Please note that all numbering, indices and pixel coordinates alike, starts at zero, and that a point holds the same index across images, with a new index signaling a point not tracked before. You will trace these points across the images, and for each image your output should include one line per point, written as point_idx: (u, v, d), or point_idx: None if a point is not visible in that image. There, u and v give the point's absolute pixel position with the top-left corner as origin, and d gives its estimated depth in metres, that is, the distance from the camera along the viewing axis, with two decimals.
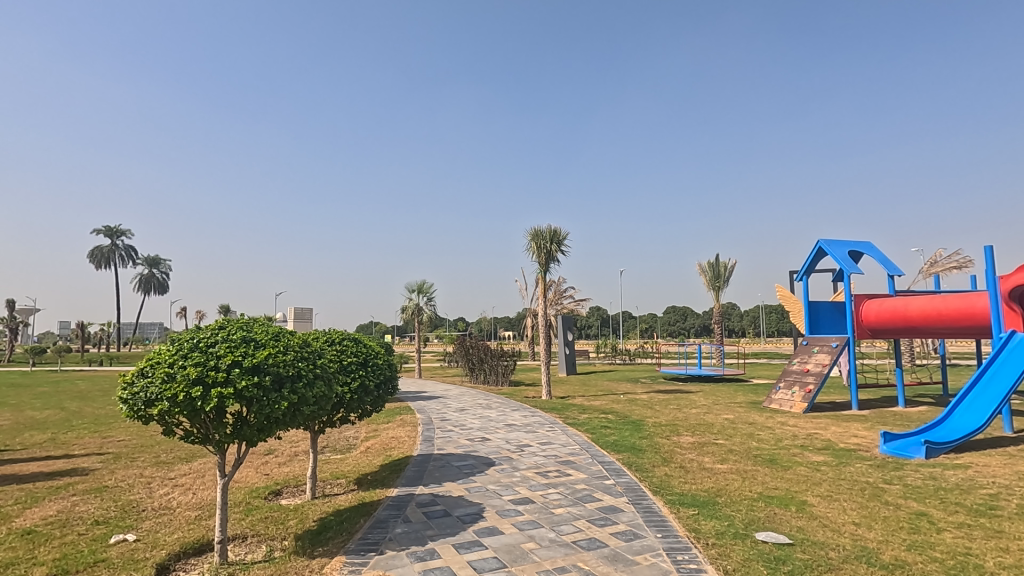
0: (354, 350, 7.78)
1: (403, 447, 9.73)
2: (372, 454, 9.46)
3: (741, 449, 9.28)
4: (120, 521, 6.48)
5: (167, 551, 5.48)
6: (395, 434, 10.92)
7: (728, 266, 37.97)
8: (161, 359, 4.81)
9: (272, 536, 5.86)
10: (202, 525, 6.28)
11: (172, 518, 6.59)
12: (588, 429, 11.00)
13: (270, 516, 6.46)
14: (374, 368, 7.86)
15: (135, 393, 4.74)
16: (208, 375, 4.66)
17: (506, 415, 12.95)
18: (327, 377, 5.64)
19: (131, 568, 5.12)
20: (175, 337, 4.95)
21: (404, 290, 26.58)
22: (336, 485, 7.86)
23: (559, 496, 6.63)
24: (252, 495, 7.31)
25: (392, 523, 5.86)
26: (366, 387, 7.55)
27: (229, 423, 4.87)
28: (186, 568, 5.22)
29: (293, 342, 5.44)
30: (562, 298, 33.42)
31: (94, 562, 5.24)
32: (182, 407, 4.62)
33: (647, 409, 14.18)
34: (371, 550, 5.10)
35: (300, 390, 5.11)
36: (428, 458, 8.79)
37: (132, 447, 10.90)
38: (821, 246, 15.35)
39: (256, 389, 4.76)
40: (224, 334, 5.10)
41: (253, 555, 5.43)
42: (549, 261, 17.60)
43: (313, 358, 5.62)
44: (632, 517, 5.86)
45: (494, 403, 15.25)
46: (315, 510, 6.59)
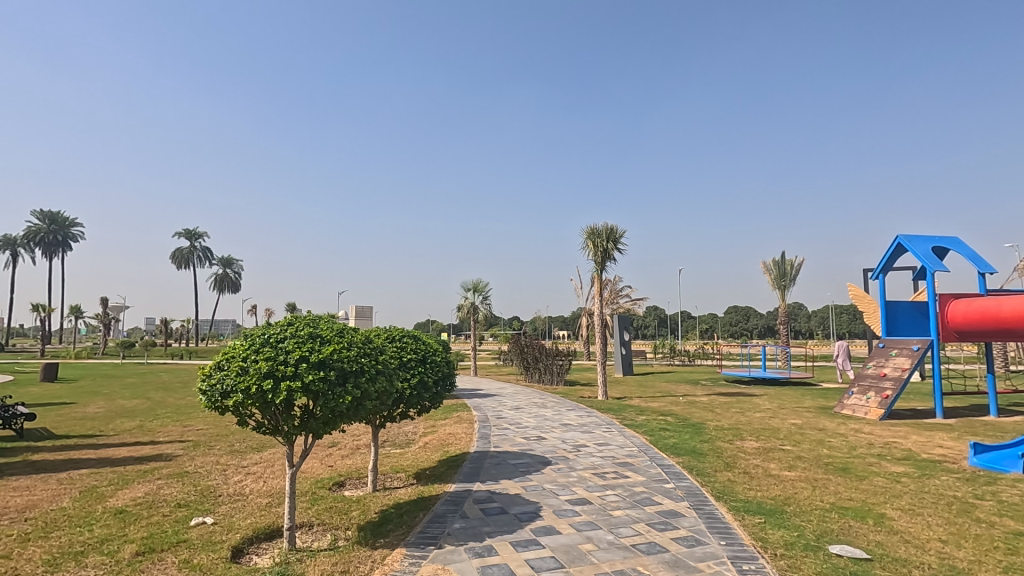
0: (413, 347, 7.98)
1: (460, 444, 9.88)
2: (430, 450, 9.63)
3: (811, 457, 8.80)
4: (199, 505, 6.92)
5: (241, 535, 5.80)
6: (452, 430, 11.09)
7: (795, 264, 36.18)
8: (235, 353, 5.09)
9: (336, 526, 6.08)
10: (272, 512, 6.60)
11: (245, 504, 6.96)
12: (646, 431, 10.75)
13: (334, 506, 6.72)
14: (432, 364, 8.00)
15: (212, 385, 5.04)
16: (277, 369, 4.88)
17: (562, 415, 12.87)
18: (388, 373, 5.77)
19: (210, 549, 5.44)
20: (248, 333, 5.23)
21: (461, 289, 27.01)
22: (396, 478, 8.05)
23: (616, 498, 6.52)
24: (317, 485, 7.61)
25: (450, 518, 5.95)
26: (425, 384, 7.67)
27: (297, 416, 5.08)
28: (258, 552, 5.51)
29: (356, 338, 5.62)
30: (619, 299, 32.79)
31: (177, 542, 5.61)
32: (254, 400, 4.86)
33: (707, 411, 13.76)
34: (429, 544, 5.19)
35: (363, 385, 5.24)
36: (484, 456, 8.87)
37: (210, 435, 11.64)
38: (900, 242, 14.33)
39: (321, 383, 4.94)
40: (293, 330, 5.32)
41: (319, 543, 5.65)
42: (605, 259, 17.36)
43: (375, 354, 5.78)
44: (694, 523, 5.67)
45: (549, 403, 15.18)
46: (376, 502, 6.79)
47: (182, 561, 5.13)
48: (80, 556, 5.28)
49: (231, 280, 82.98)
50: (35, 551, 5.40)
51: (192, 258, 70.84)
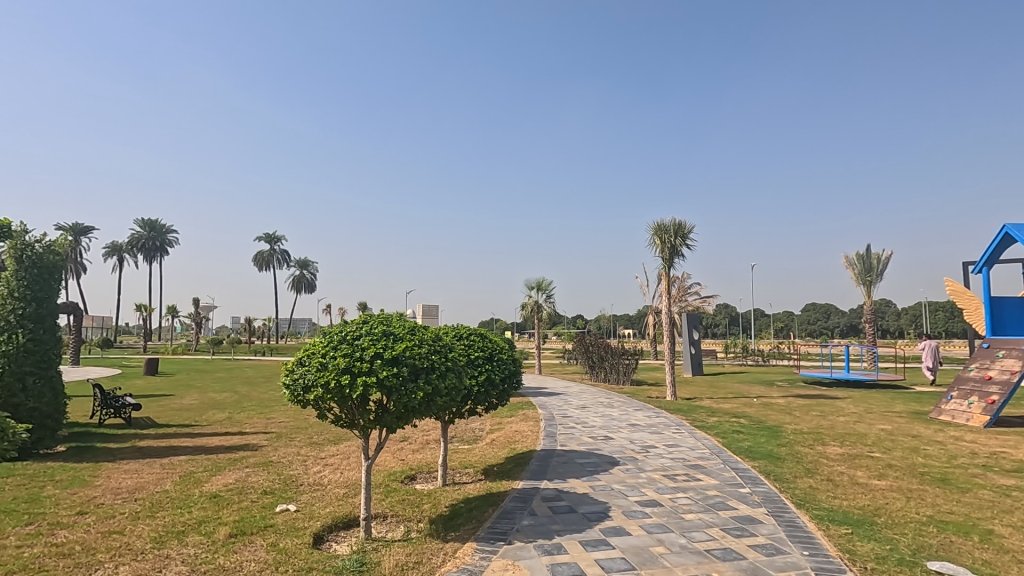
0: (480, 345, 8.11)
1: (526, 441, 9.93)
2: (497, 447, 9.75)
3: (903, 465, 8.17)
4: (283, 492, 7.37)
5: (322, 523, 6.12)
6: (519, 428, 11.17)
7: (882, 258, 33.68)
8: (315, 350, 5.37)
9: (409, 517, 6.28)
10: (349, 502, 6.91)
11: (324, 493, 7.34)
12: (718, 434, 10.37)
13: (406, 498, 6.94)
14: (499, 362, 8.10)
15: (294, 379, 5.33)
16: (354, 365, 5.10)
17: (629, 415, 12.64)
18: (457, 370, 5.90)
19: (294, 534, 5.77)
20: (326, 331, 5.50)
21: (525, 288, 27.10)
22: (465, 474, 8.21)
23: (688, 501, 6.32)
24: (390, 478, 7.90)
25: (519, 515, 5.99)
26: (492, 381, 7.77)
27: (372, 410, 5.28)
28: (337, 540, 5.79)
29: (426, 336, 5.78)
30: (688, 296, 31.77)
31: (265, 527, 5.99)
32: (333, 394, 5.09)
33: (784, 414, 13.08)
34: (499, 540, 5.26)
35: (434, 381, 5.39)
36: (551, 454, 8.87)
37: (291, 427, 12.35)
38: (1006, 232, 13.03)
39: (394, 379, 5.12)
40: (367, 328, 5.55)
41: (392, 533, 5.87)
42: (673, 256, 16.89)
43: (445, 352, 5.92)
44: (773, 531, 5.41)
45: (615, 402, 14.95)
46: (446, 496, 6.96)
47: (270, 545, 5.48)
48: (181, 535, 5.76)
49: (307, 281, 87.61)
50: (143, 529, 5.94)
51: (273, 261, 75.29)
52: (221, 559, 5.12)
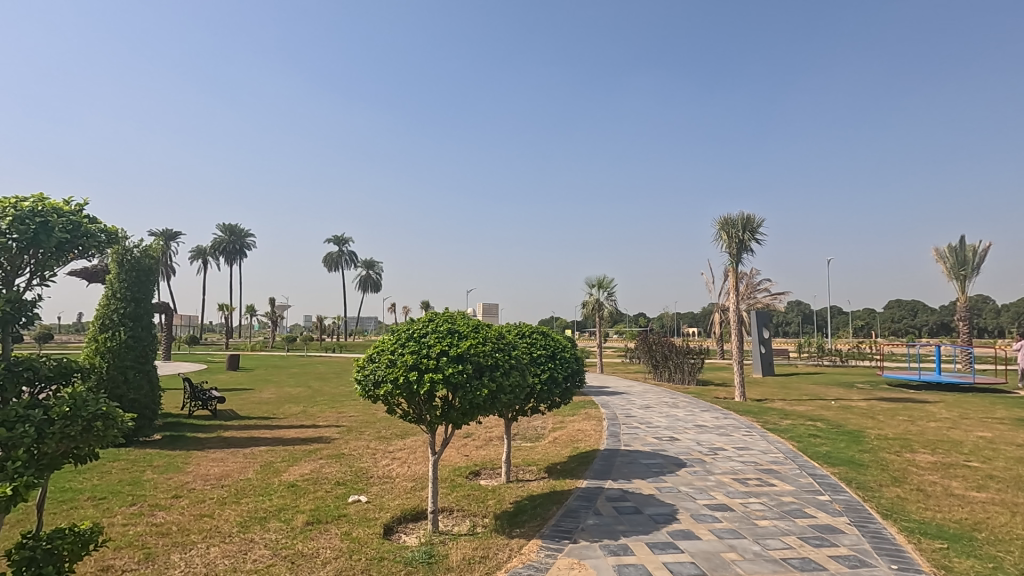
0: (542, 343, 8.13)
1: (589, 440, 9.85)
2: (560, 445, 9.73)
3: (1007, 477, 7.46)
4: (354, 484, 7.68)
5: (392, 514, 6.33)
6: (581, 427, 11.09)
7: (978, 250, 30.86)
8: (385, 347, 5.56)
9: (475, 512, 6.38)
10: (417, 495, 7.12)
11: (393, 486, 7.59)
12: (793, 437, 9.86)
13: (471, 494, 7.06)
14: (562, 361, 8.07)
15: (365, 375, 5.54)
16: (421, 362, 5.24)
17: (696, 416, 12.25)
18: (521, 368, 5.94)
19: (366, 524, 6.01)
20: (395, 329, 5.69)
21: (585, 285, 26.86)
22: (528, 471, 8.25)
23: (761, 507, 6.06)
24: (455, 473, 8.06)
25: (583, 514, 5.95)
26: (555, 379, 7.77)
27: (438, 406, 5.40)
28: (406, 531, 5.98)
29: (490, 334, 5.86)
30: (757, 293, 30.40)
31: (339, 516, 6.27)
32: (401, 390, 5.24)
33: (866, 418, 12.27)
34: (564, 538, 5.25)
35: (498, 379, 5.45)
36: (615, 454, 8.75)
37: (360, 422, 12.84)
38: None
39: (460, 376, 5.22)
40: (433, 326, 5.70)
41: (459, 527, 5.98)
42: (741, 251, 16.22)
43: (508, 350, 5.98)
44: (856, 541, 5.10)
45: (681, 403, 14.53)
46: (510, 493, 7.02)
47: (344, 533, 5.73)
48: (263, 520, 6.12)
49: (373, 281, 90.84)
50: (230, 513, 6.37)
51: (341, 262, 78.53)
52: (299, 545, 5.41)
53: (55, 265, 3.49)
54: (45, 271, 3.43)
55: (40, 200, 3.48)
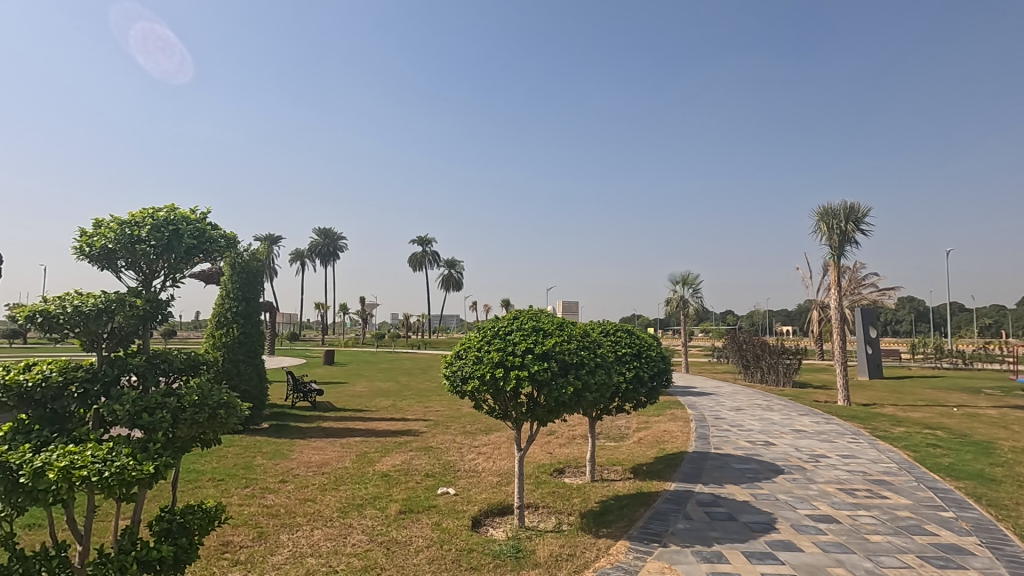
0: (627, 341, 8.00)
1: (677, 442, 9.54)
2: (646, 445, 9.50)
3: None
4: (442, 476, 7.94)
5: (479, 507, 6.48)
6: (668, 427, 10.78)
7: None
8: (471, 344, 5.70)
9: (560, 510, 6.39)
10: (503, 490, 7.23)
11: (480, 480, 7.77)
12: (907, 446, 9.01)
13: (556, 491, 7.07)
14: (647, 360, 7.88)
15: (453, 371, 5.70)
16: (507, 359, 5.32)
17: (793, 420, 11.50)
18: (606, 366, 5.87)
19: (455, 515, 6.20)
20: (481, 326, 5.83)
21: (669, 282, 26.04)
22: (613, 471, 8.13)
23: (873, 521, 5.58)
24: (540, 470, 8.11)
25: (673, 517, 5.78)
26: (641, 378, 7.60)
27: (524, 403, 5.46)
28: (494, 525, 6.10)
29: (575, 332, 5.84)
30: (862, 288, 28.00)
31: (429, 506, 6.50)
32: (488, 386, 5.33)
33: (997, 428, 10.94)
34: (653, 541, 5.12)
35: (583, 377, 5.42)
36: (705, 457, 8.41)
37: (446, 416, 13.25)
38: None
39: (546, 373, 5.23)
40: (518, 324, 5.78)
41: (544, 524, 6.01)
42: (844, 243, 15.01)
43: (593, 348, 5.93)
44: (989, 565, 4.57)
45: (776, 406, 13.70)
46: (595, 492, 6.95)
47: (434, 523, 5.94)
48: (361, 507, 6.48)
49: (455, 280, 93.38)
50: (330, 499, 6.80)
51: (425, 261, 81.40)
52: (394, 532, 5.67)
53: (184, 268, 3.87)
54: (176, 274, 3.81)
55: (172, 209, 3.87)
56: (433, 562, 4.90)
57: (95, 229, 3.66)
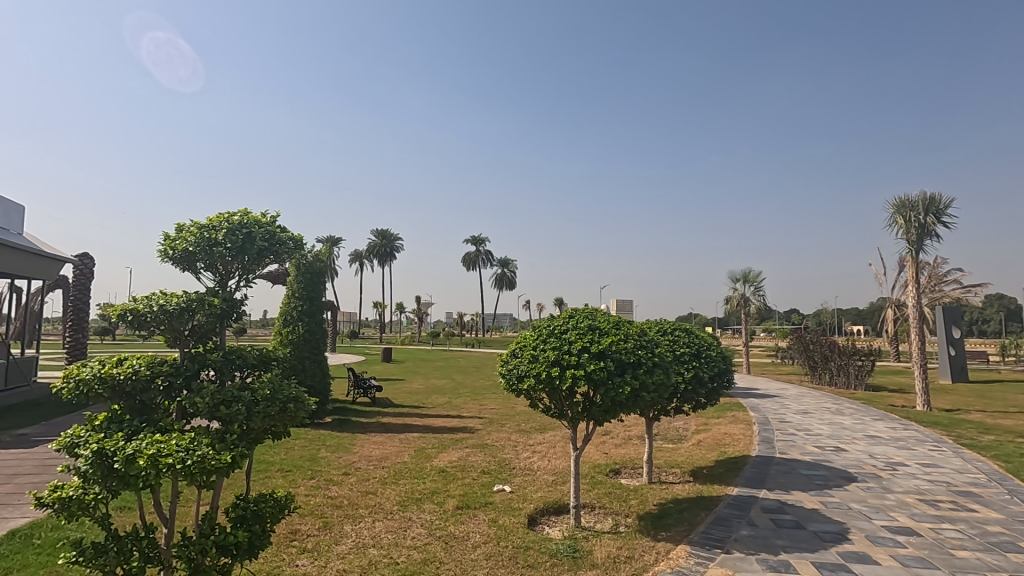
0: (686, 341, 7.80)
1: (738, 445, 9.21)
2: (706, 448, 9.22)
3: None
4: (498, 473, 8.01)
5: (535, 506, 6.49)
6: (729, 430, 10.41)
7: None
8: (527, 343, 5.72)
9: (617, 511, 6.30)
10: (558, 489, 7.21)
11: (535, 478, 7.78)
12: (997, 456, 8.31)
13: (613, 492, 6.98)
14: (707, 360, 7.65)
15: (509, 369, 5.73)
16: (563, 358, 5.29)
17: (867, 425, 10.85)
18: (664, 366, 5.74)
19: (512, 513, 6.23)
20: (536, 325, 5.84)
21: (729, 280, 25.16)
22: (672, 473, 7.95)
23: (959, 536, 5.18)
24: (595, 470, 8.03)
25: (736, 523, 5.58)
26: (700, 379, 7.38)
27: (580, 402, 5.42)
28: (550, 524, 6.09)
29: (631, 331, 5.74)
30: (944, 285, 26.01)
31: (486, 503, 6.57)
32: (544, 385, 5.32)
33: None
34: (715, 547, 4.97)
35: (641, 376, 5.32)
36: (770, 462, 8.07)
37: (501, 414, 13.35)
38: None
39: (602, 372, 5.17)
40: (574, 322, 5.76)
41: (601, 525, 5.94)
42: (923, 237, 14.02)
43: (651, 347, 5.82)
44: None
45: (847, 410, 12.96)
46: (653, 494, 6.82)
47: (491, 520, 6.00)
48: (420, 501, 6.64)
49: (508, 279, 93.89)
50: (391, 492, 7.01)
51: (478, 261, 82.30)
52: (451, 527, 5.77)
53: (256, 268, 4.09)
54: (248, 275, 4.02)
55: (244, 213, 4.09)
56: (490, 558, 4.94)
57: (177, 233, 3.93)
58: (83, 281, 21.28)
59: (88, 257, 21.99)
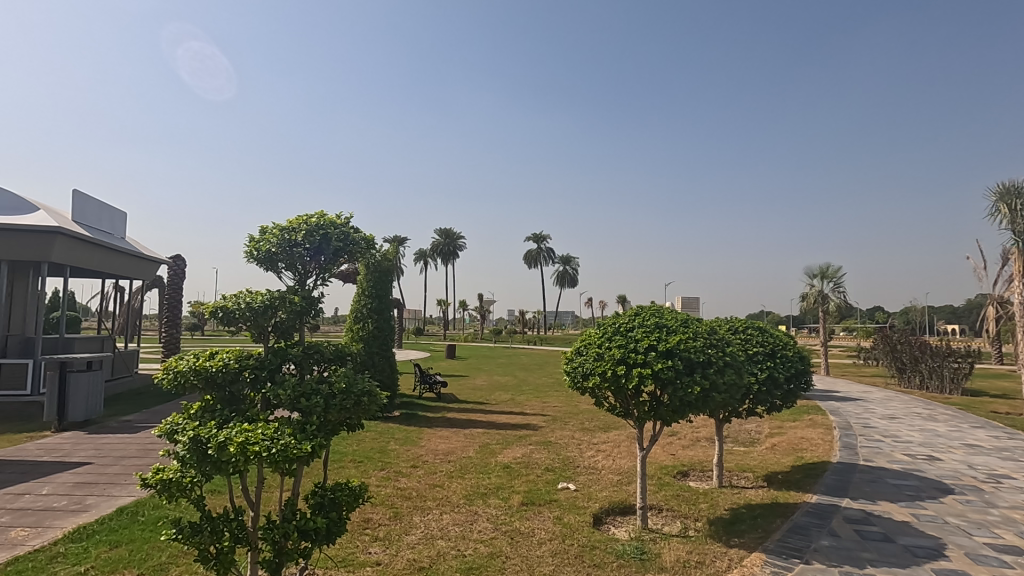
0: (759, 340, 7.47)
1: (817, 451, 8.71)
2: (781, 452, 8.79)
3: None
4: (562, 471, 7.99)
5: (601, 505, 6.42)
6: (806, 435, 9.86)
7: None
8: (592, 340, 5.67)
9: (686, 514, 6.12)
10: (624, 489, 7.10)
11: (600, 477, 7.70)
12: None
13: (681, 494, 6.79)
14: (782, 360, 7.29)
15: (574, 367, 5.69)
16: (629, 356, 5.20)
17: (965, 433, 9.96)
18: (736, 366, 5.52)
19: (577, 511, 6.20)
20: (601, 323, 5.78)
21: (805, 276, 23.83)
22: (744, 477, 7.63)
23: None
24: (662, 471, 7.85)
25: (815, 532, 5.29)
26: (775, 380, 7.05)
27: (646, 402, 5.30)
28: (616, 524, 6.01)
29: (701, 329, 5.57)
30: None
31: (550, 500, 6.58)
32: (610, 383, 5.24)
33: None
34: (793, 556, 4.74)
35: (711, 376, 5.15)
36: (853, 469, 7.58)
37: (564, 412, 13.31)
38: None
39: (670, 372, 5.04)
40: (640, 320, 5.65)
41: (669, 527, 5.80)
42: None
43: (722, 346, 5.61)
44: None
45: (941, 416, 11.95)
46: (724, 499, 6.57)
47: (556, 517, 5.99)
48: (485, 496, 6.74)
49: (570, 276, 93.34)
50: (457, 486, 7.16)
51: (540, 258, 82.37)
52: (517, 523, 5.82)
53: (332, 267, 4.30)
54: (325, 274, 4.23)
55: (321, 215, 4.29)
56: (555, 555, 4.94)
57: (262, 235, 4.19)
58: (176, 281, 23.11)
59: (181, 259, 23.86)
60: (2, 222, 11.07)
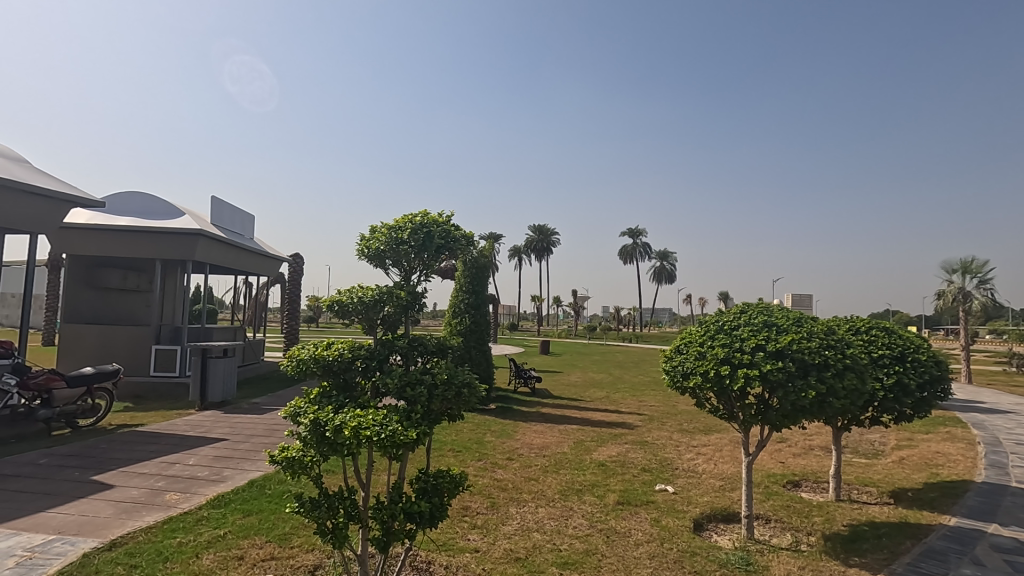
0: (886, 341, 6.77)
1: (955, 468, 7.73)
2: (910, 467, 7.91)
3: None
4: (660, 472, 7.78)
5: (701, 510, 6.16)
6: (942, 449, 8.78)
7: None
8: (692, 339, 5.46)
9: (797, 527, 5.71)
10: (727, 496, 6.76)
11: (701, 481, 7.38)
12: None
13: (793, 505, 6.33)
14: (914, 365, 6.56)
15: (673, 366, 5.48)
16: (734, 356, 4.93)
17: None
18: (858, 370, 5.05)
19: (675, 515, 6.00)
20: (703, 321, 5.55)
21: (942, 270, 21.22)
22: (865, 492, 6.96)
23: None
24: (770, 479, 7.36)
25: (955, 559, 4.71)
26: (905, 387, 6.35)
27: (753, 405, 4.99)
28: (718, 531, 5.73)
29: (816, 328, 5.15)
30: None
31: (647, 501, 6.42)
32: (713, 383, 5.01)
33: None
34: None
35: (828, 380, 4.74)
36: (1002, 491, 6.65)
37: (661, 412, 12.90)
38: None
39: (780, 373, 4.71)
40: (746, 318, 5.35)
41: (778, 540, 5.43)
42: None
43: (841, 347, 5.15)
44: None
45: None
46: (843, 514, 6.03)
47: (653, 519, 5.83)
48: (580, 492, 6.73)
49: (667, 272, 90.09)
50: (552, 481, 7.20)
51: (636, 253, 80.40)
52: (613, 521, 5.74)
53: (434, 264, 4.51)
54: (428, 270, 4.45)
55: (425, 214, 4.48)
56: (653, 558, 4.83)
57: (371, 234, 4.47)
58: (296, 278, 25.29)
59: (298, 258, 26.02)
60: (158, 225, 12.76)
